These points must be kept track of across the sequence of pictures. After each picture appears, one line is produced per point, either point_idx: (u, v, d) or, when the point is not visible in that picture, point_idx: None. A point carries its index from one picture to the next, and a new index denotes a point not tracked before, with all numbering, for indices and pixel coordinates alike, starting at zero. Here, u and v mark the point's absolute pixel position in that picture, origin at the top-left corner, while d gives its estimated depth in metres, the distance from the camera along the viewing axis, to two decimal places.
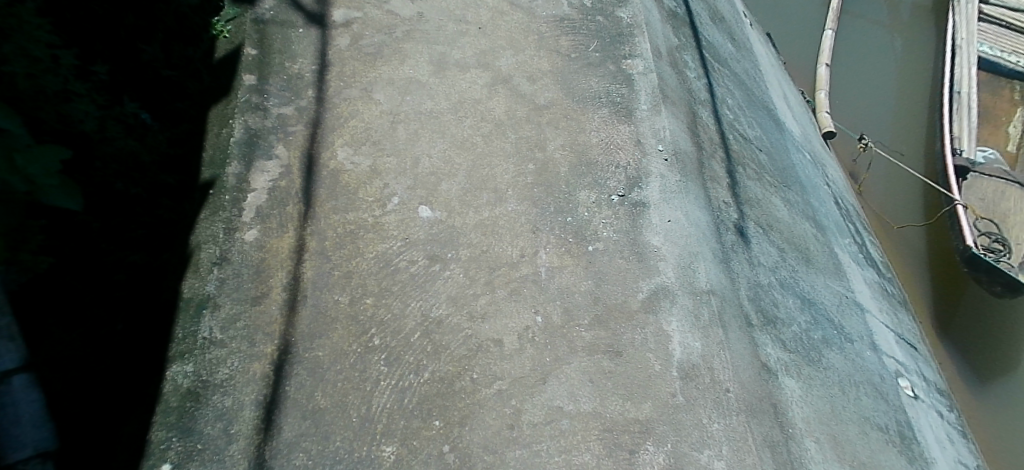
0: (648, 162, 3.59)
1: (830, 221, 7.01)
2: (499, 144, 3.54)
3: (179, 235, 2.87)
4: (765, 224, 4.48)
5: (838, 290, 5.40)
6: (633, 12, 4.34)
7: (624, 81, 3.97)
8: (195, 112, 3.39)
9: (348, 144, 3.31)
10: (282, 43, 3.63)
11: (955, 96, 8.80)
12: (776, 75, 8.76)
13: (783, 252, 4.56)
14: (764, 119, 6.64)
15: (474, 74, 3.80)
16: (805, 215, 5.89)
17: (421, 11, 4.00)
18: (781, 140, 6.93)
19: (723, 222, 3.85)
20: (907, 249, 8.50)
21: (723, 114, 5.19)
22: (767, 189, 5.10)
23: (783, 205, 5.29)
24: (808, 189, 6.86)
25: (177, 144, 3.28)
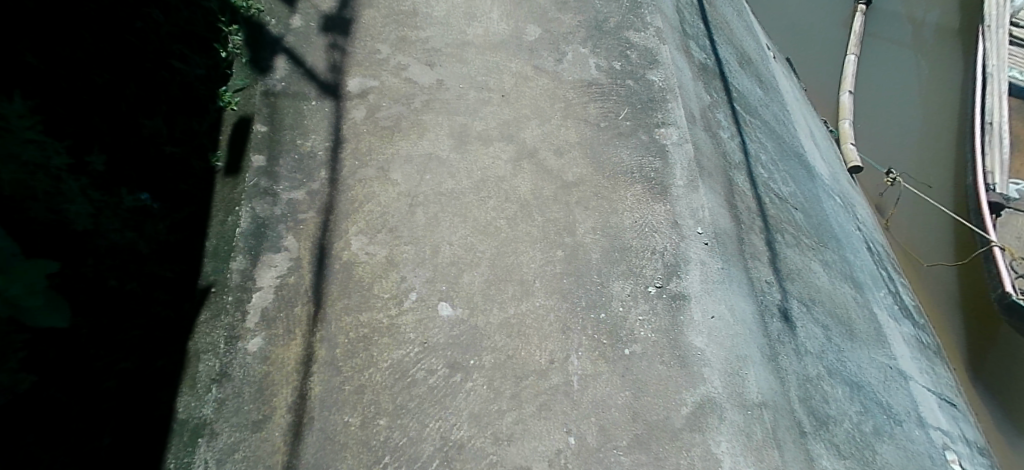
0: (686, 246, 3.28)
1: (866, 273, 6.54)
2: (525, 228, 3.27)
3: (175, 340, 2.67)
4: (806, 298, 4.11)
5: (883, 361, 4.95)
6: (666, 75, 4.04)
7: (658, 154, 3.68)
8: (199, 193, 3.17)
9: (362, 232, 3.06)
10: (293, 118, 3.45)
11: (988, 127, 8.43)
12: (805, 113, 8.36)
13: (828, 330, 4.18)
14: (797, 170, 6.24)
15: (498, 148, 3.56)
16: (843, 275, 5.47)
17: (441, 78, 3.77)
18: (811, 185, 6.55)
19: (767, 306, 3.51)
20: (936, 290, 8.28)
21: (758, 175, 4.81)
22: (805, 255, 4.72)
23: (822, 270, 4.92)
24: (844, 242, 6.37)
25: (179, 231, 2.98)
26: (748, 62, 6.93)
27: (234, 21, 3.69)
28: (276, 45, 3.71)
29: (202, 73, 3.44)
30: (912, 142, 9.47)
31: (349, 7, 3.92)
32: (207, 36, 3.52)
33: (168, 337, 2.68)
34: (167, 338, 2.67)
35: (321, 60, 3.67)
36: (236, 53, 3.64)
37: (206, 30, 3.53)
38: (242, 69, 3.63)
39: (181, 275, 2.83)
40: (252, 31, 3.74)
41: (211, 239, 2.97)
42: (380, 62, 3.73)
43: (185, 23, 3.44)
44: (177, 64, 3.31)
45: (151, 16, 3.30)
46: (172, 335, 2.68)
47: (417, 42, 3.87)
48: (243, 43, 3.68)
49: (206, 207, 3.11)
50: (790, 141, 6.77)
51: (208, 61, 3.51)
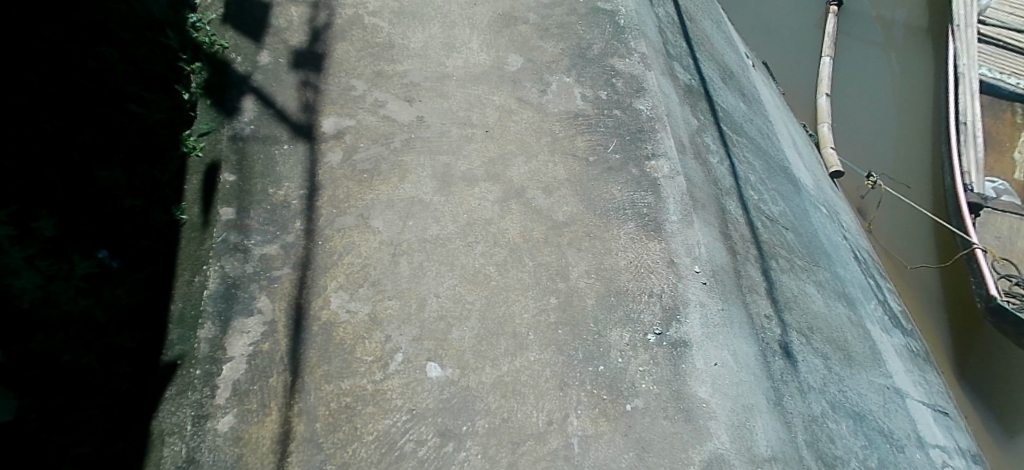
0: (684, 287, 3.12)
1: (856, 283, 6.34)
2: (517, 275, 3.09)
3: (137, 420, 2.47)
4: (804, 327, 3.94)
5: (881, 383, 4.80)
6: (653, 103, 3.89)
7: (650, 188, 3.53)
8: (165, 251, 2.95)
9: (342, 287, 2.86)
10: (264, 164, 3.23)
11: (963, 127, 8.37)
12: (786, 120, 8.22)
13: (828, 360, 4.01)
14: (785, 185, 6.08)
15: (484, 188, 3.40)
16: (836, 293, 5.29)
17: (421, 115, 3.60)
18: (796, 197, 6.26)
19: (768, 344, 3.34)
20: (919, 290, 8.29)
21: (750, 198, 4.64)
22: (798, 278, 4.50)
23: (817, 292, 4.75)
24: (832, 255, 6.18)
25: (141, 292, 2.81)
26: (731, 76, 6.79)
27: (196, 57, 3.51)
28: (244, 85, 3.48)
29: (163, 117, 3.31)
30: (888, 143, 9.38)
31: (321, 40, 3.71)
32: (170, 76, 3.47)
33: (130, 415, 2.50)
34: (130, 417, 2.49)
35: (293, 99, 3.48)
36: (200, 94, 3.42)
37: (166, 68, 3.47)
38: (207, 110, 3.37)
39: (144, 345, 2.66)
40: (217, 69, 3.50)
41: (177, 303, 2.74)
42: (356, 100, 3.55)
43: (142, 62, 3.46)
44: (134, 107, 3.28)
45: (104, 55, 3.36)
46: (137, 414, 2.49)
47: (395, 76, 3.70)
48: (208, 83, 3.45)
49: (171, 266, 2.87)
50: (774, 154, 6.54)
51: (169, 102, 3.38)
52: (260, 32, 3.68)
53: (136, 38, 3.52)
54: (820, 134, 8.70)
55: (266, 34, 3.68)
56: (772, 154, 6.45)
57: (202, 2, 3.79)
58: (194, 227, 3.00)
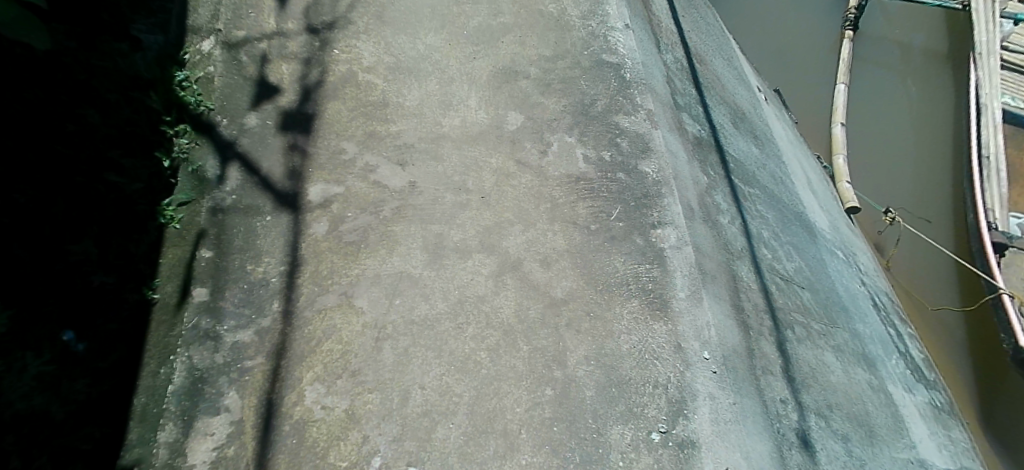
0: (692, 376, 2.85)
1: (873, 338, 5.56)
2: (509, 361, 2.86)
3: None
4: (823, 407, 3.66)
5: (906, 456, 4.44)
6: (659, 165, 3.61)
7: (655, 260, 3.24)
8: (134, 334, 2.84)
9: (319, 379, 2.69)
10: (244, 238, 3.07)
11: (985, 162, 7.74)
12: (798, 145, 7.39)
13: (848, 441, 3.70)
14: (799, 234, 5.54)
15: (477, 260, 3.18)
16: (857, 356, 4.91)
17: (414, 179, 3.40)
18: (812, 245, 5.68)
19: (784, 434, 3.06)
20: (940, 335, 7.60)
21: (763, 257, 4.31)
22: (815, 346, 4.23)
23: (835, 357, 4.45)
24: (846, 307, 5.48)
25: (105, 380, 2.73)
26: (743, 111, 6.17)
27: (181, 119, 3.38)
28: (228, 150, 3.31)
29: (141, 187, 3.20)
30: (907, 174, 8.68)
31: (311, 100, 3.54)
32: (153, 139, 3.34)
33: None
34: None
35: (279, 164, 3.30)
36: (182, 159, 3.30)
37: (150, 130, 3.35)
38: (188, 178, 3.24)
39: (101, 445, 2.59)
40: (203, 131, 3.36)
41: (140, 397, 2.69)
42: (346, 164, 3.37)
43: (125, 124, 3.31)
44: (114, 177, 3.17)
45: (86, 118, 3.23)
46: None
47: (387, 138, 3.51)
48: (191, 147, 3.33)
49: (138, 353, 2.79)
50: (788, 198, 5.93)
51: (148, 169, 3.26)
52: (248, 91, 3.52)
53: (121, 98, 3.38)
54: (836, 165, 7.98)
55: (254, 92, 3.52)
56: (784, 199, 5.81)
57: (191, 57, 3.67)
58: (165, 309, 2.89)
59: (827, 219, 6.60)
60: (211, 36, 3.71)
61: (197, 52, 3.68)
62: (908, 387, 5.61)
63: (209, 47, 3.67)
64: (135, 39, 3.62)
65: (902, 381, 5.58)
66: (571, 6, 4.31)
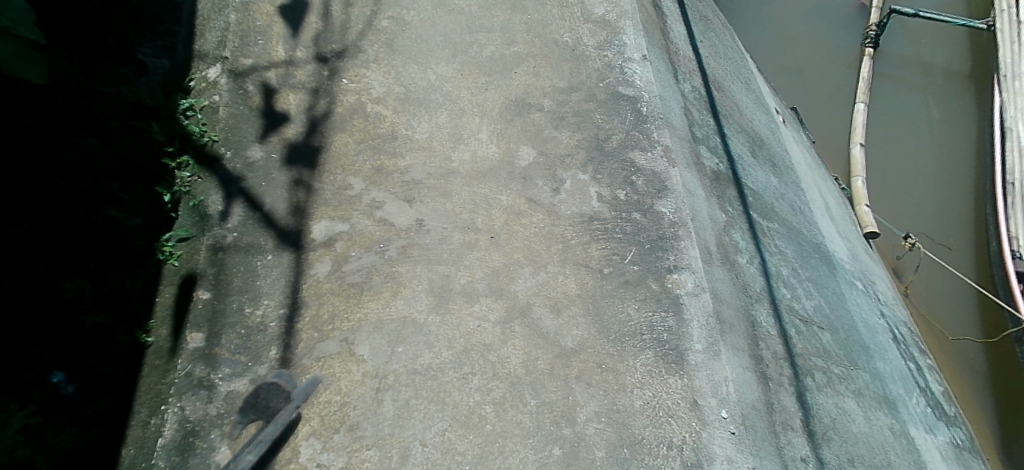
0: (709, 437, 2.70)
1: (910, 383, 4.68)
2: (515, 416, 2.73)
3: None
4: (845, 461, 3.23)
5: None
6: (677, 205, 3.47)
7: (671, 307, 3.09)
8: (125, 378, 2.81)
9: (315, 433, 2.61)
10: (243, 278, 2.97)
11: (1011, 188, 7.27)
12: (814, 167, 6.98)
13: None
14: (824, 270, 4.85)
15: (485, 306, 3.04)
16: (901, 403, 4.30)
17: (421, 217, 3.28)
18: (831, 279, 4.83)
19: None
20: (963, 367, 6.91)
21: (781, 297, 3.80)
22: (835, 393, 3.65)
23: (859, 407, 3.78)
24: (881, 349, 4.65)
25: (94, 427, 2.71)
26: (759, 138, 5.80)
27: (184, 150, 3.30)
28: (231, 185, 3.21)
29: (141, 222, 3.17)
30: (928, 199, 8.08)
31: (317, 132, 3.44)
32: (154, 171, 3.28)
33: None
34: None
35: (282, 200, 3.20)
36: (184, 192, 3.22)
37: (150, 161, 3.30)
38: (189, 213, 3.17)
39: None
40: (206, 163, 3.27)
41: (129, 449, 2.63)
42: (352, 200, 3.26)
43: (126, 154, 3.29)
44: (112, 211, 3.15)
45: (85, 148, 3.24)
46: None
47: (395, 173, 3.40)
48: (193, 180, 3.25)
49: (130, 400, 2.74)
50: (806, 228, 5.22)
51: (148, 203, 3.22)
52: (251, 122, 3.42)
53: (122, 126, 3.35)
54: (854, 187, 7.50)
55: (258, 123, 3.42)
56: (805, 231, 5.16)
57: (197, 84, 3.58)
58: (159, 353, 2.83)
59: (845, 246, 5.75)
60: (216, 64, 3.61)
61: (202, 80, 3.58)
62: (932, 429, 4.45)
63: (215, 75, 3.57)
64: (140, 64, 3.62)
65: (927, 423, 4.45)
66: (587, 35, 4.19)
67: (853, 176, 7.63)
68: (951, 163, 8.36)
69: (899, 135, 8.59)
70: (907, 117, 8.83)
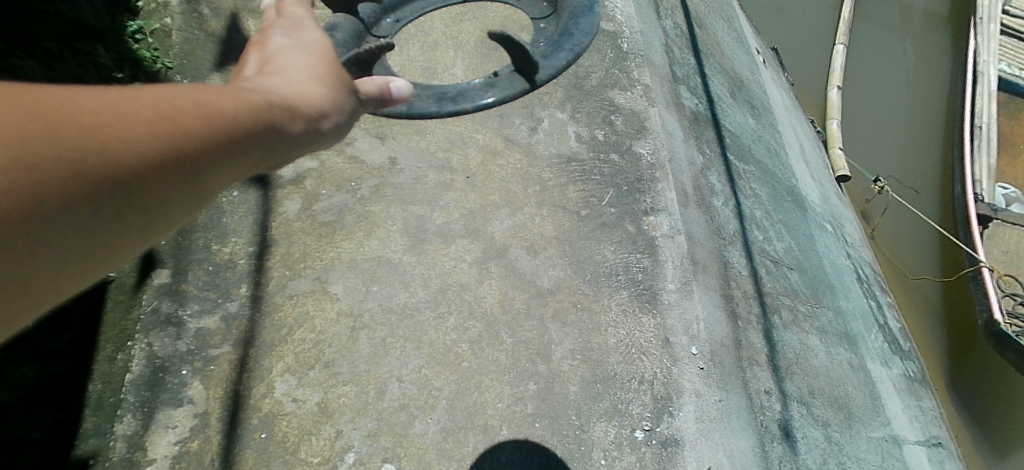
0: (679, 373, 2.80)
1: (869, 322, 4.81)
2: (491, 355, 2.77)
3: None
4: (805, 393, 3.33)
5: (881, 434, 3.75)
6: (655, 146, 3.45)
7: (646, 249, 3.13)
8: (88, 313, 2.72)
9: (290, 370, 2.62)
10: (209, 215, 2.94)
11: None
12: (790, 108, 6.92)
13: (835, 432, 3.35)
14: (794, 213, 4.90)
15: (461, 246, 3.03)
16: (860, 339, 4.44)
17: (393, 156, 3.23)
18: (802, 222, 4.90)
19: (766, 427, 2.92)
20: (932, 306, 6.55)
21: (753, 239, 3.83)
22: (801, 330, 3.74)
23: (822, 344, 3.87)
24: (844, 290, 4.75)
25: (58, 362, 2.63)
26: (738, 78, 5.70)
27: (133, 76, 3.11)
28: None
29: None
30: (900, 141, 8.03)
31: None
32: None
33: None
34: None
35: None
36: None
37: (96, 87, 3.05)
38: None
39: (53, 433, 2.47)
40: None
41: (95, 384, 2.56)
42: None
43: (68, 78, 3.02)
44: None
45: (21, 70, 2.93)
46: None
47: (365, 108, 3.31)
48: None
49: (95, 335, 2.67)
50: (780, 170, 5.25)
51: None
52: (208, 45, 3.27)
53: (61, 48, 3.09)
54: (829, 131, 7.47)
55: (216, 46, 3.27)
56: (779, 173, 5.17)
57: (145, 5, 3.42)
58: (122, 289, 2.75)
59: (816, 189, 5.79)
60: None
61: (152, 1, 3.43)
62: (887, 363, 4.63)
63: None
64: None
65: (883, 358, 4.62)
66: None
67: (830, 117, 7.59)
68: (927, 105, 8.29)
69: (875, 79, 8.55)
70: (885, 59, 8.74)
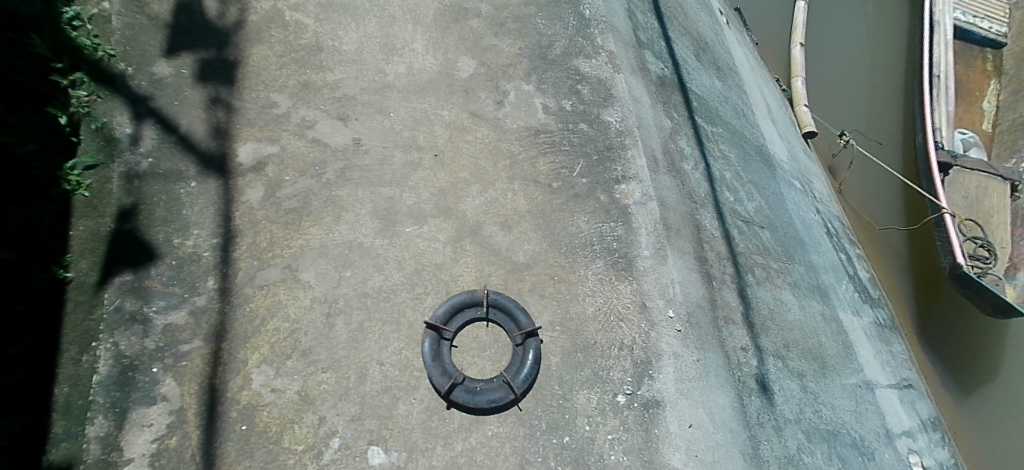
0: (657, 337, 2.90)
1: (840, 274, 4.89)
2: (472, 331, 2.82)
3: None
4: (780, 346, 3.40)
5: (854, 381, 3.87)
6: (622, 113, 3.45)
7: (620, 217, 3.17)
8: (51, 317, 2.45)
9: (267, 360, 2.59)
10: (167, 208, 2.75)
11: None
12: (755, 67, 6.90)
13: (811, 381, 3.45)
14: (763, 171, 4.92)
15: (434, 226, 3.00)
16: (832, 289, 4.53)
17: (357, 136, 3.13)
18: (771, 180, 4.94)
19: (743, 382, 3.00)
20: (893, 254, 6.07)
21: (723, 201, 3.83)
22: (773, 286, 3.78)
23: (793, 296, 3.94)
24: (815, 244, 4.82)
25: (18, 367, 2.35)
26: (702, 40, 5.66)
27: (75, 66, 2.80)
28: (138, 105, 2.88)
29: (37, 148, 2.61)
30: (862, 91, 7.96)
31: (231, 43, 3.15)
32: (44, 91, 2.70)
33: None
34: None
35: (200, 121, 2.94)
36: (83, 114, 2.76)
37: (37, 77, 2.68)
38: (92, 136, 2.74)
39: (22, 439, 2.28)
40: (104, 81, 2.86)
41: (61, 387, 2.38)
42: (278, 119, 3.07)
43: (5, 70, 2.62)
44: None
45: None
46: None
47: (325, 89, 3.20)
48: (92, 99, 2.80)
49: (55, 336, 2.43)
50: (747, 129, 5.27)
51: (41, 125, 2.65)
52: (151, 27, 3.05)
53: None
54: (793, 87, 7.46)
55: (160, 28, 3.06)
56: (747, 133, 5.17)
57: None
58: (81, 289, 2.52)
59: (782, 144, 5.78)
60: None
61: None
62: (858, 312, 4.71)
63: None
64: None
65: (854, 308, 4.70)
66: None
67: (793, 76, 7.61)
68: (890, 54, 8.25)
69: (839, 29, 8.49)
70: (849, 8, 8.66)
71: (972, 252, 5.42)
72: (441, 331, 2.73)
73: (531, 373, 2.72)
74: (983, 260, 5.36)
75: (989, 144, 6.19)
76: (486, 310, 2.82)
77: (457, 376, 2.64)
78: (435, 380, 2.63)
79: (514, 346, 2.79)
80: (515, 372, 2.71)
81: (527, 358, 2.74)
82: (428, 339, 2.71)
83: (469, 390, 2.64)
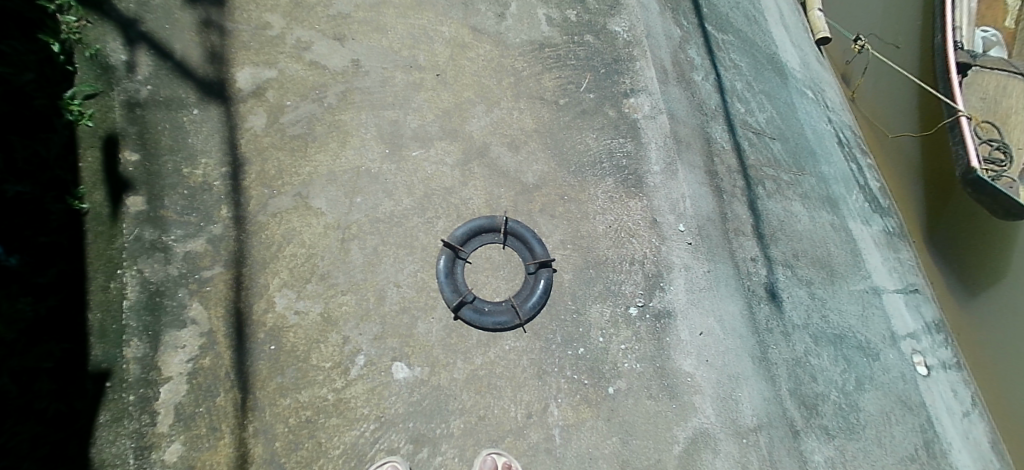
0: (668, 250, 2.96)
1: (863, 179, 4.72)
2: (484, 251, 2.86)
3: (68, 450, 2.26)
4: (789, 256, 3.38)
5: (861, 287, 3.82)
6: (630, 22, 3.38)
7: (629, 132, 3.14)
8: (75, 246, 2.44)
9: (288, 284, 2.66)
10: (172, 136, 2.71)
11: None
12: None
13: (820, 288, 3.46)
14: (779, 74, 4.69)
15: (440, 149, 2.97)
16: (848, 195, 4.42)
17: (356, 57, 3.05)
18: (789, 85, 4.69)
19: (752, 291, 3.04)
20: (908, 169, 5.00)
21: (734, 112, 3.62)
22: (784, 197, 3.69)
23: (803, 205, 3.87)
24: (835, 147, 4.64)
25: (50, 295, 2.36)
26: None
27: None
28: (129, 29, 2.75)
29: (35, 78, 2.48)
30: None
31: None
32: (31, 17, 2.53)
33: (68, 438, 2.27)
34: (69, 441, 2.26)
35: (194, 45, 2.85)
36: (75, 40, 2.62)
37: (21, 2, 2.52)
38: (89, 65, 2.63)
39: (66, 362, 2.32)
40: (90, 4, 2.70)
41: (94, 313, 2.41)
42: (274, 42, 2.98)
43: None
44: None
45: None
46: (75, 439, 2.27)
47: (317, 7, 3.07)
48: (82, 24, 2.65)
49: (82, 265, 2.43)
50: (759, 37, 4.80)
51: (34, 55, 2.51)
52: None
53: None
54: None
55: None
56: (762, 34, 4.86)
57: None
58: (100, 219, 2.50)
59: (796, 50, 5.08)
60: None
61: None
62: (867, 221, 4.39)
63: None
64: None
65: (863, 216, 4.40)
66: None
67: None
68: None
69: None
70: None
71: (986, 156, 4.68)
72: (457, 249, 2.80)
73: (540, 300, 2.78)
74: (998, 164, 4.63)
75: (1011, 42, 5.02)
76: (504, 236, 2.86)
77: (466, 295, 2.72)
78: (446, 296, 2.72)
79: (526, 274, 2.84)
80: (524, 298, 2.77)
81: (537, 286, 2.80)
82: (443, 257, 2.78)
83: (477, 309, 2.74)
